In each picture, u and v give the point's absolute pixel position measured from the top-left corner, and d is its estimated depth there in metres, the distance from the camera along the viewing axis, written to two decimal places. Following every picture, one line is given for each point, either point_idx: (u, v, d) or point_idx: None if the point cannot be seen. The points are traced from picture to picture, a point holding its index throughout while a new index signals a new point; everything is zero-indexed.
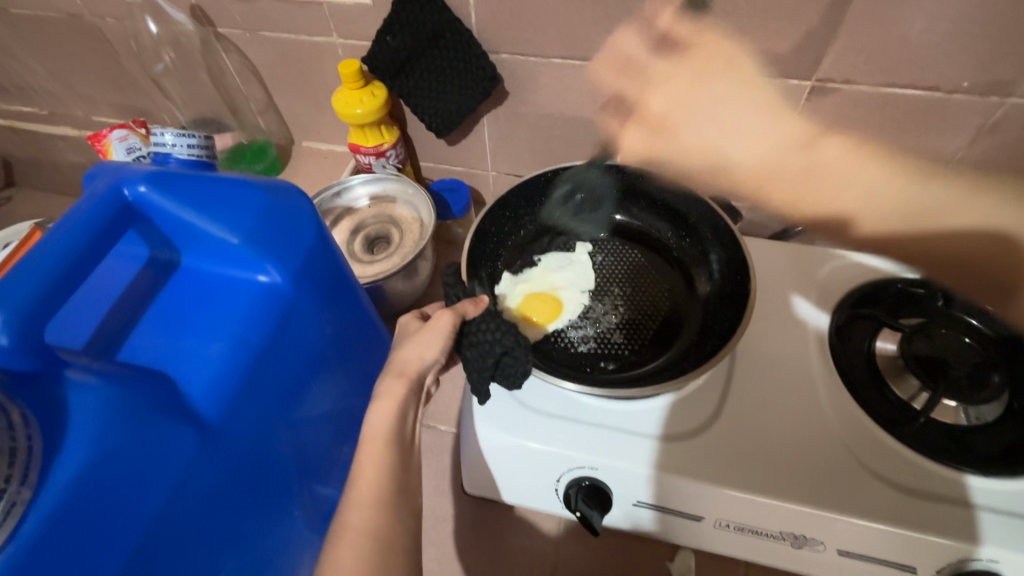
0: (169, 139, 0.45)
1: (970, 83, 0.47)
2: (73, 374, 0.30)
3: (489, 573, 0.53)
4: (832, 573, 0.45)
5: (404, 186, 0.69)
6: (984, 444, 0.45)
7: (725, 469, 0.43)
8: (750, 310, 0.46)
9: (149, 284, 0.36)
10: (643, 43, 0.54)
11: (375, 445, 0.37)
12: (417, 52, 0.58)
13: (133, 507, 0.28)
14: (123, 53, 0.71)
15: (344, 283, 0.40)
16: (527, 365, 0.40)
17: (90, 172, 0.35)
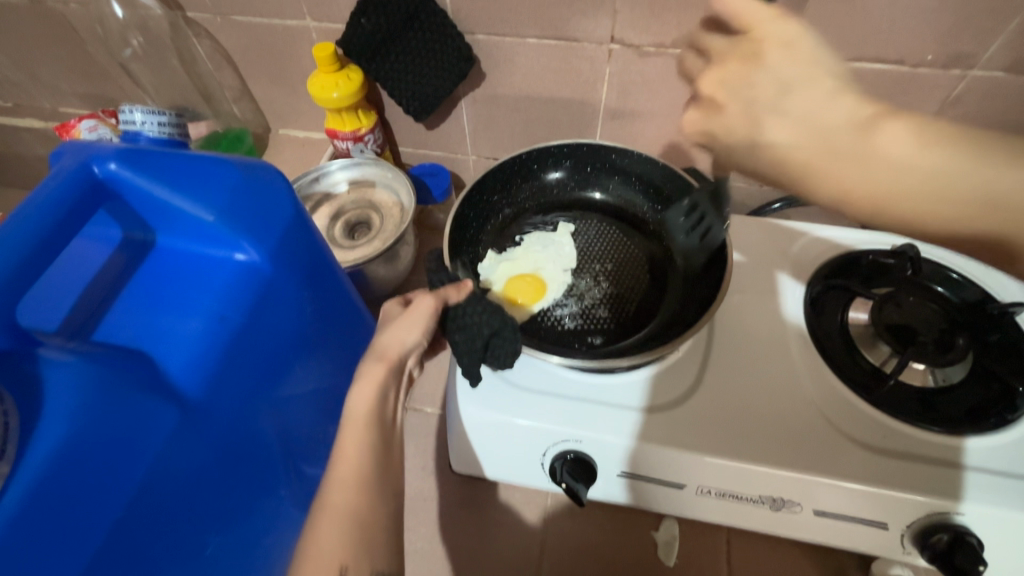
0: (138, 117, 0.48)
1: (933, 57, 0.51)
2: (47, 353, 0.29)
3: (480, 548, 0.54)
4: (808, 533, 0.47)
5: (383, 170, 0.69)
6: (950, 405, 0.46)
7: (705, 437, 0.45)
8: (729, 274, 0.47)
9: (123, 264, 0.35)
10: (618, 21, 0.54)
11: (357, 424, 0.37)
12: (391, 35, 0.57)
13: (115, 484, 0.28)
14: (89, 40, 0.69)
15: (323, 262, 0.40)
16: (515, 344, 0.42)
17: (58, 151, 0.34)
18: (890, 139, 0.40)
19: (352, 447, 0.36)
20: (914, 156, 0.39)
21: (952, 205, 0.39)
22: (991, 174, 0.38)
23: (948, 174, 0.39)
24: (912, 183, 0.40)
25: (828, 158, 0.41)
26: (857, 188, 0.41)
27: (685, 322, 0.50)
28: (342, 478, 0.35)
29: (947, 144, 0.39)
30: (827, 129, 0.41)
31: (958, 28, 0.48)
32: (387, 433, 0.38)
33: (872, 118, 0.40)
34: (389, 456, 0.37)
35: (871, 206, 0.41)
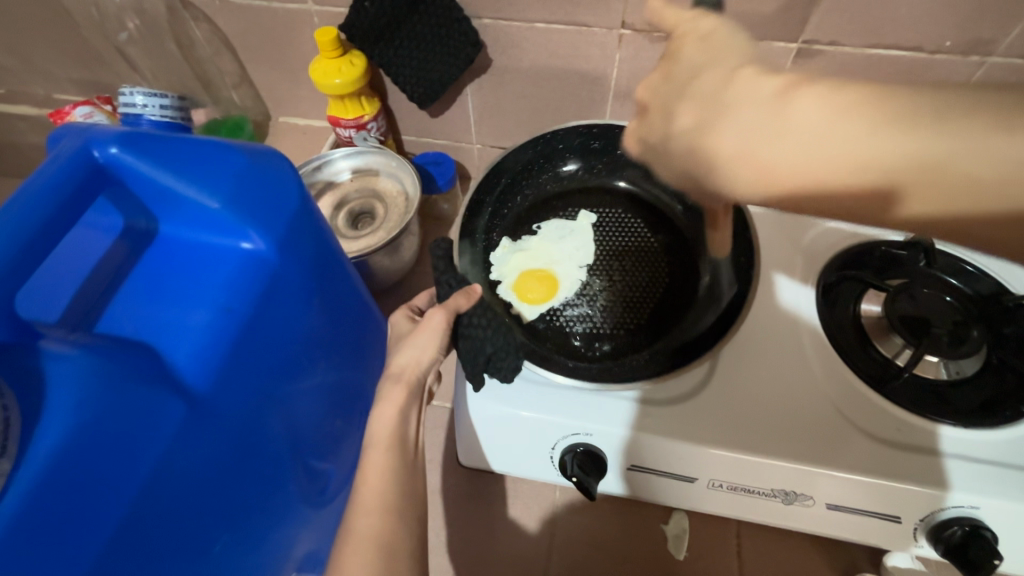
0: (139, 100, 0.48)
1: (952, 43, 0.50)
2: (47, 345, 0.28)
3: (488, 542, 0.53)
4: (820, 527, 0.47)
5: (387, 158, 0.67)
6: (964, 398, 0.45)
7: (718, 431, 0.44)
8: (757, 280, 0.48)
9: (125, 254, 0.34)
10: (629, 5, 0.53)
11: (379, 450, 0.39)
12: (395, 19, 0.55)
13: (122, 482, 0.27)
14: (83, 23, 0.67)
15: (327, 252, 0.39)
16: (517, 359, 0.42)
17: (57, 134, 0.33)
18: (804, 111, 0.31)
19: (375, 475, 0.38)
20: (827, 124, 0.30)
21: (871, 180, 0.30)
22: (920, 143, 0.28)
23: (874, 150, 0.29)
24: (829, 154, 0.30)
25: (748, 137, 0.32)
26: (783, 171, 0.32)
27: (697, 343, 0.48)
28: (366, 506, 0.36)
29: (892, 117, 0.29)
30: (757, 103, 0.32)
31: (978, 14, 0.47)
32: (409, 455, 0.40)
33: (781, 91, 0.32)
34: (411, 478, 0.39)
35: (804, 189, 0.32)
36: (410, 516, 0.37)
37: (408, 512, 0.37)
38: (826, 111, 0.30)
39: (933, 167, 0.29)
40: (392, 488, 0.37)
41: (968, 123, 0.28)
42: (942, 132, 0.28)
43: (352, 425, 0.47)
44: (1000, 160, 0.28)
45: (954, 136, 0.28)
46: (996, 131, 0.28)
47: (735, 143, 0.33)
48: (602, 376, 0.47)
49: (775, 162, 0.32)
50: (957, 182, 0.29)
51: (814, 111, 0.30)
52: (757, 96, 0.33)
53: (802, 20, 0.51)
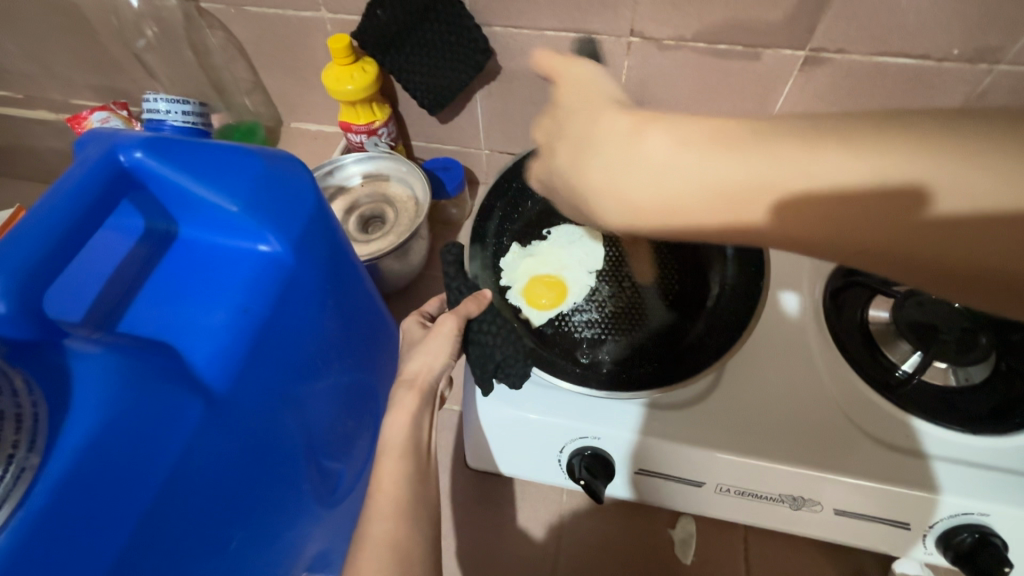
0: (163, 106, 0.49)
1: (959, 51, 0.50)
2: (72, 344, 0.29)
3: (495, 546, 0.53)
4: (827, 533, 0.47)
5: (397, 163, 0.68)
6: (972, 405, 0.45)
7: (726, 436, 0.44)
8: (762, 304, 0.48)
9: (146, 256, 0.35)
10: (638, 13, 0.54)
11: (393, 457, 0.40)
12: (406, 27, 0.57)
13: (144, 477, 0.28)
14: (102, 30, 0.69)
15: (341, 255, 0.40)
16: (526, 366, 0.43)
17: (83, 139, 0.34)
18: (652, 143, 0.33)
19: (390, 481, 0.39)
20: (672, 156, 0.32)
21: (718, 203, 0.32)
22: (748, 171, 0.31)
23: (703, 173, 0.32)
24: (676, 182, 0.32)
25: (609, 170, 0.35)
26: (643, 200, 0.34)
27: (706, 350, 0.48)
28: (382, 511, 0.37)
29: (713, 144, 0.32)
30: (615, 139, 0.35)
31: (985, 22, 0.47)
32: (422, 463, 0.41)
33: (634, 126, 0.35)
34: (424, 485, 0.40)
35: (666, 216, 0.34)
36: (422, 519, 0.38)
37: (421, 518, 0.38)
38: (667, 145, 0.32)
39: (767, 188, 0.31)
40: (405, 493, 0.38)
41: (788, 147, 0.30)
42: (775, 158, 0.30)
43: (363, 426, 0.47)
44: (847, 174, 0.29)
45: (778, 158, 0.30)
46: (846, 150, 0.29)
47: (596, 175, 0.36)
48: (613, 381, 0.46)
49: (636, 192, 0.34)
50: (803, 199, 0.30)
51: (657, 146, 0.33)
52: (610, 133, 0.36)
53: (808, 28, 0.51)
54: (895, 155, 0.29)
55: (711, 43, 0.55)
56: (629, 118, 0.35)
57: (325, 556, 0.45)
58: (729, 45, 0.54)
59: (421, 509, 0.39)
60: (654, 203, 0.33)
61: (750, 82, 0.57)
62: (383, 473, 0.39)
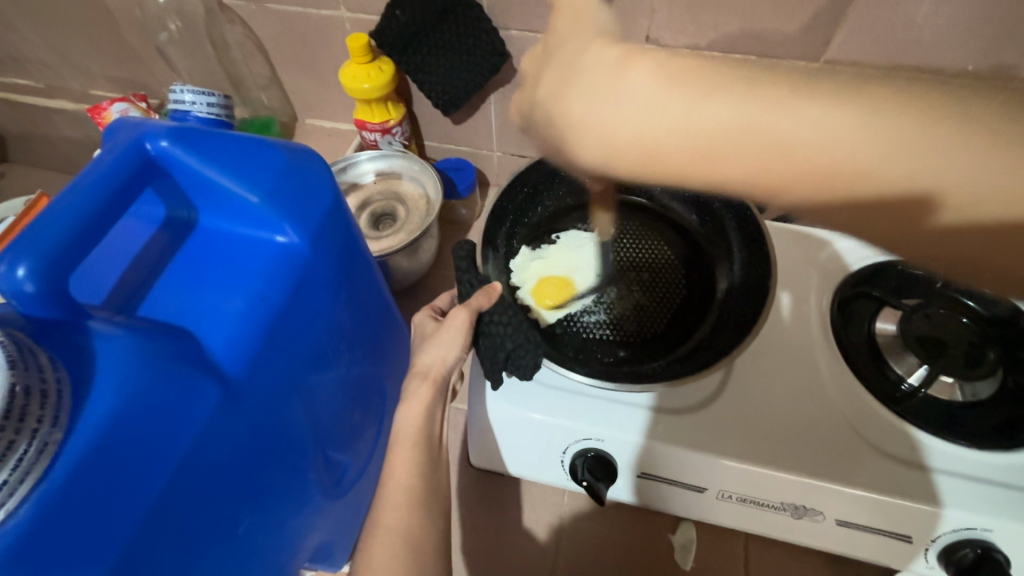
0: (189, 97, 0.50)
1: (974, 67, 0.50)
2: (95, 325, 0.29)
3: (496, 543, 0.54)
4: (828, 543, 0.47)
5: (410, 162, 0.69)
6: (978, 420, 0.45)
7: (732, 441, 0.44)
8: (768, 306, 0.47)
9: (165, 243, 0.36)
10: (654, 22, 0.54)
11: (406, 445, 0.42)
12: (425, 27, 0.57)
13: (160, 458, 0.28)
14: (125, 23, 0.70)
15: (356, 249, 0.41)
16: (536, 357, 0.43)
17: (113, 127, 0.35)
18: (639, 76, 0.33)
19: (402, 470, 0.41)
20: (659, 92, 0.32)
21: (698, 142, 0.32)
22: (733, 107, 0.31)
23: (692, 112, 0.31)
24: (663, 119, 0.32)
25: (593, 100, 0.34)
26: (625, 139, 0.33)
27: (715, 348, 0.48)
28: (395, 500, 0.40)
29: (704, 85, 0.32)
30: (602, 66, 0.34)
31: (1001, 41, 0.48)
32: (433, 452, 0.43)
33: (623, 56, 0.34)
34: (434, 476, 0.42)
35: (644, 156, 0.33)
36: (430, 512, 0.40)
37: (432, 508, 0.40)
38: (655, 79, 0.32)
39: (752, 127, 0.31)
40: (418, 485, 0.40)
41: (772, 92, 0.31)
42: (765, 102, 0.31)
43: (369, 419, 0.48)
44: (824, 120, 0.30)
45: (765, 101, 0.31)
46: (835, 100, 0.30)
47: (580, 108, 0.35)
48: (622, 378, 0.47)
49: (624, 131, 0.33)
50: (774, 150, 0.31)
51: (642, 80, 0.33)
52: (595, 71, 0.35)
53: (823, 40, 0.52)
54: (880, 121, 0.29)
55: (726, 52, 0.55)
56: (614, 52, 0.34)
57: (326, 548, 0.46)
58: (744, 55, 0.55)
59: (432, 500, 0.41)
60: (646, 138, 0.33)
61: None
62: (396, 459, 0.41)
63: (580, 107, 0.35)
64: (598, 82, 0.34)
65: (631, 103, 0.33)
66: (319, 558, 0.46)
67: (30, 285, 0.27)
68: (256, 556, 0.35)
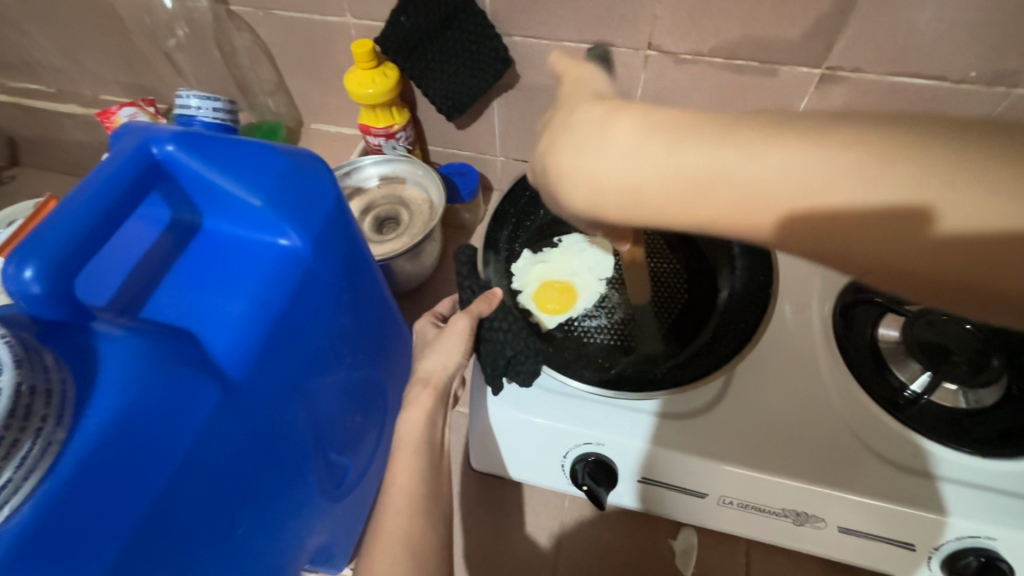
0: (195, 103, 0.51)
1: (977, 73, 0.50)
2: (100, 327, 0.30)
3: (497, 548, 0.54)
4: (830, 550, 0.46)
5: (414, 167, 0.69)
6: (982, 427, 0.45)
7: (733, 447, 0.44)
8: (768, 316, 0.48)
9: (170, 246, 0.36)
10: (657, 27, 0.55)
11: (408, 450, 0.42)
12: (429, 35, 0.58)
13: (161, 457, 0.29)
14: (134, 29, 0.71)
15: (358, 254, 0.41)
16: (535, 364, 0.44)
17: (119, 131, 0.35)
18: (620, 129, 0.31)
19: (403, 477, 0.41)
20: (636, 144, 0.30)
21: (682, 191, 0.30)
22: (715, 159, 0.29)
23: (671, 159, 0.30)
24: (643, 168, 0.30)
25: (579, 150, 0.32)
26: (608, 187, 0.31)
27: (715, 356, 0.49)
28: (397, 505, 0.40)
29: (680, 131, 0.30)
30: (586, 122, 0.33)
31: (1003, 47, 0.48)
32: (434, 458, 0.43)
33: (605, 112, 0.32)
34: (436, 481, 0.42)
35: (627, 203, 0.31)
36: (431, 518, 0.40)
37: (433, 513, 0.40)
38: (635, 132, 0.31)
39: (722, 178, 0.29)
40: (420, 490, 0.41)
41: (749, 138, 0.29)
42: (744, 151, 0.29)
43: (370, 423, 0.48)
44: (804, 172, 0.28)
45: (747, 151, 0.29)
46: (812, 146, 0.28)
47: (564, 159, 0.33)
48: (620, 386, 0.47)
49: (606, 182, 0.31)
50: (752, 194, 0.29)
51: (622, 133, 0.31)
52: (576, 126, 0.33)
53: (825, 47, 0.52)
54: (851, 154, 0.28)
55: (728, 58, 0.55)
56: (598, 110, 0.33)
57: (326, 550, 0.46)
58: (746, 61, 0.55)
59: (434, 505, 0.41)
60: (633, 189, 0.31)
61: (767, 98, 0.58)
62: (397, 464, 0.41)
63: (564, 158, 0.33)
64: (580, 136, 0.32)
65: (610, 155, 0.31)
66: (319, 560, 0.46)
67: (36, 286, 0.27)
68: (256, 556, 0.36)
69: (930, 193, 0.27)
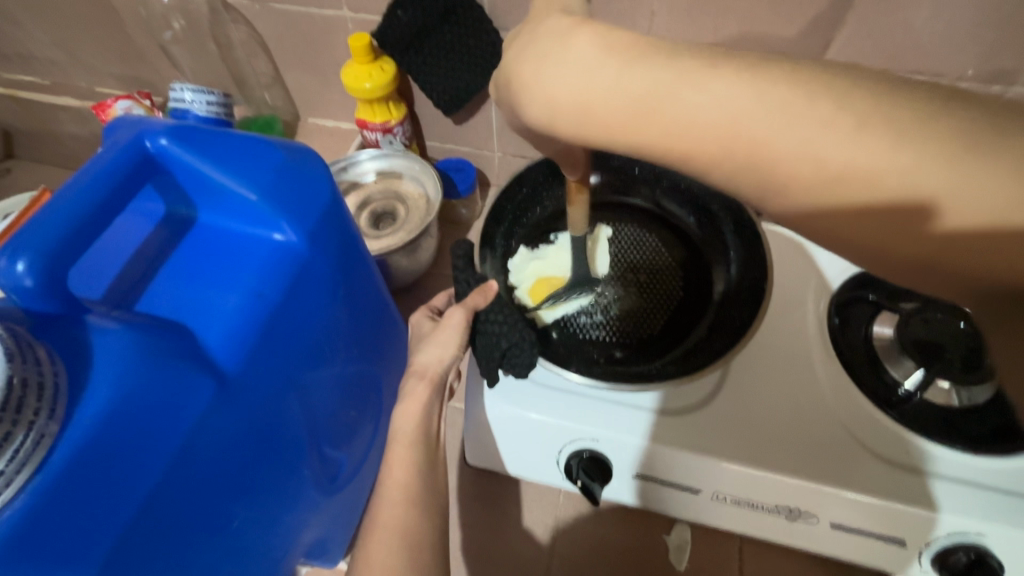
0: (188, 96, 0.51)
1: (975, 72, 0.50)
2: (93, 319, 0.30)
3: (492, 543, 0.54)
4: (823, 546, 0.47)
5: (410, 162, 0.69)
6: (976, 425, 0.45)
7: (726, 443, 0.44)
8: (763, 308, 0.48)
9: (164, 239, 0.36)
10: (655, 23, 0.54)
11: (404, 444, 0.42)
12: (426, 28, 0.58)
13: (154, 451, 0.29)
14: (130, 21, 0.70)
15: (354, 249, 0.41)
16: (532, 356, 0.43)
17: (113, 124, 0.35)
18: (577, 41, 0.26)
19: (399, 470, 0.41)
20: (590, 56, 0.26)
21: (622, 117, 0.26)
22: (645, 85, 0.25)
23: (618, 78, 0.25)
24: (600, 83, 0.26)
25: (539, 61, 0.27)
26: (563, 99, 0.26)
27: (708, 351, 0.48)
28: (393, 499, 0.40)
29: (633, 51, 0.26)
30: (549, 30, 0.28)
31: (1002, 45, 0.48)
32: (430, 451, 0.43)
33: (571, 23, 0.27)
34: (432, 475, 0.42)
35: (577, 120, 0.27)
36: (428, 511, 0.40)
37: (429, 507, 0.40)
38: (595, 46, 0.26)
39: (659, 104, 0.25)
40: (416, 483, 0.41)
41: (693, 63, 0.25)
42: (688, 75, 0.25)
43: (366, 418, 0.48)
44: (743, 106, 0.24)
45: (685, 79, 0.25)
46: (749, 78, 0.24)
47: (540, 74, 0.27)
48: (615, 377, 0.47)
49: (558, 95, 0.26)
50: (721, 129, 0.25)
51: (579, 47, 0.26)
52: (542, 41, 0.27)
53: (823, 44, 0.52)
54: (816, 93, 0.24)
55: None
56: (557, 21, 0.28)
57: (321, 543, 0.47)
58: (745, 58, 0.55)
59: (430, 499, 0.41)
60: (586, 98, 0.26)
61: None
62: (394, 458, 0.42)
63: (524, 64, 0.28)
64: (542, 41, 0.28)
65: (579, 71, 0.26)
66: (314, 553, 0.46)
67: (29, 280, 0.27)
68: (251, 550, 0.36)
69: (934, 184, 0.22)
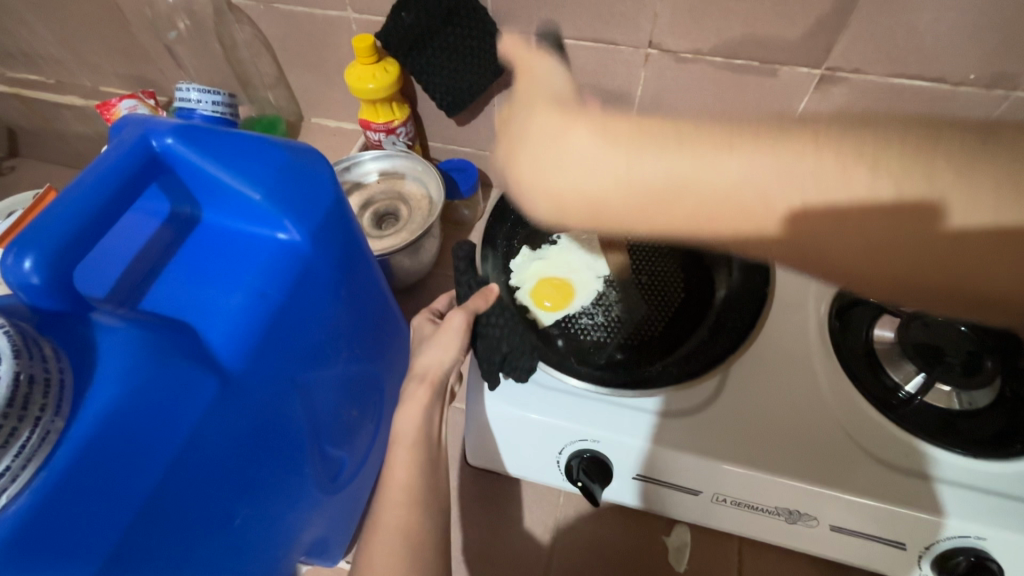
0: (194, 96, 0.51)
1: (976, 76, 0.50)
2: (98, 317, 0.30)
3: (490, 542, 0.54)
4: (823, 548, 0.47)
5: (413, 163, 0.69)
6: (977, 428, 0.45)
7: (726, 445, 0.44)
8: (763, 319, 0.50)
9: (170, 238, 0.36)
10: (657, 26, 0.55)
11: (405, 447, 0.42)
12: (430, 30, 0.58)
13: (157, 449, 0.29)
14: (134, 20, 0.71)
15: (356, 248, 0.42)
16: (531, 360, 0.44)
17: (119, 123, 0.35)
18: (579, 140, 0.34)
19: (401, 470, 0.41)
20: (602, 152, 0.33)
21: (640, 199, 0.33)
22: (659, 170, 0.32)
23: (631, 171, 0.32)
24: (605, 178, 0.33)
25: (538, 162, 0.35)
26: (568, 198, 0.35)
27: (708, 355, 0.49)
28: (394, 500, 0.40)
29: (637, 143, 0.33)
30: (545, 132, 0.36)
31: (1003, 49, 0.48)
32: (432, 452, 0.43)
33: (563, 121, 0.35)
34: (434, 475, 0.42)
35: (591, 212, 0.35)
36: (430, 512, 0.40)
37: (432, 508, 0.41)
38: (597, 142, 0.33)
39: (683, 186, 0.32)
40: (418, 485, 0.41)
41: (700, 145, 0.32)
42: (696, 161, 0.32)
43: (367, 417, 0.48)
44: (754, 180, 0.31)
45: (697, 163, 0.32)
46: (761, 156, 0.31)
47: (552, 187, 0.35)
48: (617, 383, 0.47)
49: (595, 190, 0.34)
50: (738, 204, 0.32)
51: (581, 145, 0.34)
52: (552, 146, 0.35)
53: (825, 47, 0.52)
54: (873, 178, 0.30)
55: (728, 58, 0.55)
56: (540, 122, 0.37)
57: (321, 543, 0.47)
58: (746, 60, 0.55)
59: (433, 501, 0.41)
60: (608, 192, 0.33)
61: (765, 100, 0.58)
62: (395, 460, 0.42)
63: (527, 167, 0.36)
64: (532, 143, 0.36)
65: (591, 175, 0.33)
66: (314, 552, 0.46)
67: (36, 277, 0.27)
68: (251, 550, 0.36)
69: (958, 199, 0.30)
